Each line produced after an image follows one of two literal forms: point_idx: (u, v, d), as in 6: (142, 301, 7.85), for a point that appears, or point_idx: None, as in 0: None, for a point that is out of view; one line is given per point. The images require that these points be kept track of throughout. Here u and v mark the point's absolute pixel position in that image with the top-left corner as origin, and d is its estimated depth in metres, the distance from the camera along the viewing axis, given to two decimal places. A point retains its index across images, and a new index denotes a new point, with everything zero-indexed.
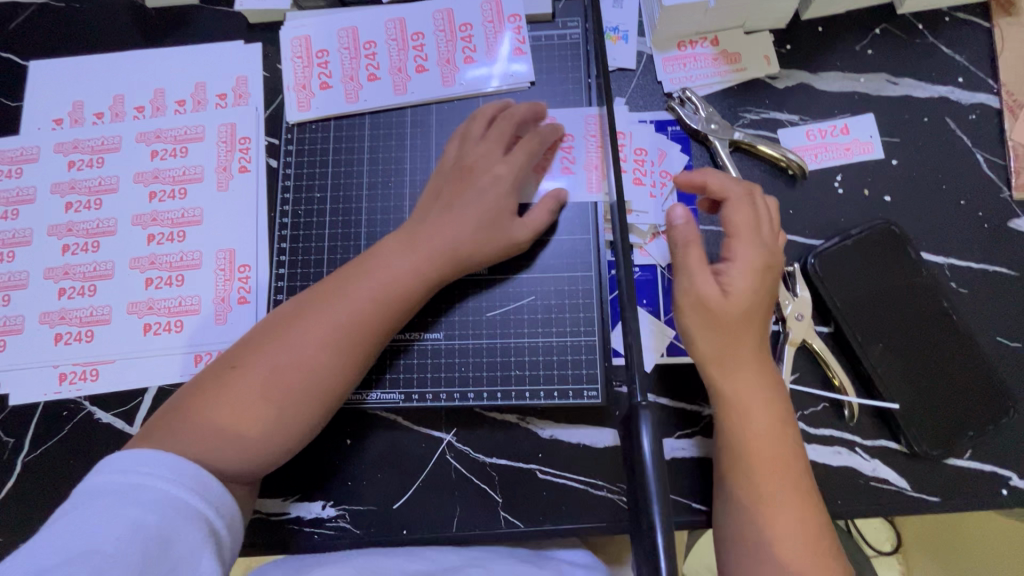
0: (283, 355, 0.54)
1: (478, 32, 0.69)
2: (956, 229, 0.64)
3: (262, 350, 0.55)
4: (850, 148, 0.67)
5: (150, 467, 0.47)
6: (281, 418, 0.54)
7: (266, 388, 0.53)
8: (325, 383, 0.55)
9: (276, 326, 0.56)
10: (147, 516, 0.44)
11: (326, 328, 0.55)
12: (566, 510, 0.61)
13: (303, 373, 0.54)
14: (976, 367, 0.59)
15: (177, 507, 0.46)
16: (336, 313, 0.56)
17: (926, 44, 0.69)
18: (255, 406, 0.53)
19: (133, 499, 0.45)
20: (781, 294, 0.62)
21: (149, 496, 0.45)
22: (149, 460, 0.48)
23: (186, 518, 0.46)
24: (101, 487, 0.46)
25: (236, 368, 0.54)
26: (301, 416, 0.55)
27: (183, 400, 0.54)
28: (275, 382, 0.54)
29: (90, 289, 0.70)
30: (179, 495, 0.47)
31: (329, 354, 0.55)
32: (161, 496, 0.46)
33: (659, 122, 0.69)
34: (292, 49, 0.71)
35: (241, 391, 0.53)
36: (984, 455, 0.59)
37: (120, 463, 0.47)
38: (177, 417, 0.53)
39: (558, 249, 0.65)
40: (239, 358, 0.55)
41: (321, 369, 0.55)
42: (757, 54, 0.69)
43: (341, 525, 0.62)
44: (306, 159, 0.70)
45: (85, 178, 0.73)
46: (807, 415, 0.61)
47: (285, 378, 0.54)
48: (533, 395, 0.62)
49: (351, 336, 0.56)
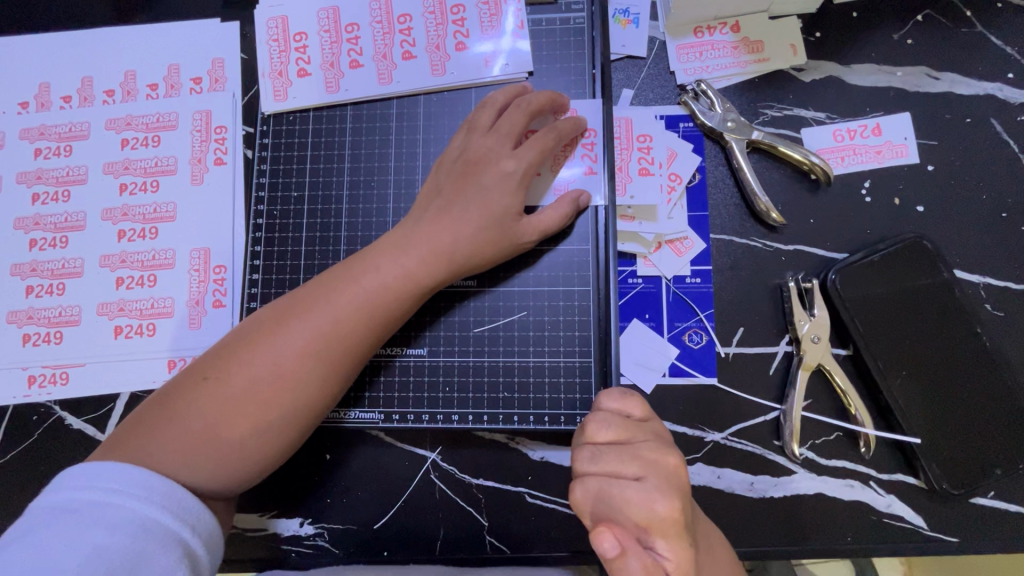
0: (256, 370, 0.49)
1: (472, 14, 0.63)
2: (995, 244, 0.58)
3: (238, 358, 0.50)
4: (881, 151, 0.60)
5: (118, 483, 0.43)
6: (258, 432, 0.49)
7: (234, 408, 0.48)
8: (306, 396, 0.50)
9: (255, 332, 0.51)
10: (112, 541, 0.40)
11: (308, 336, 0.50)
12: (556, 537, 0.58)
13: (282, 385, 0.49)
14: (1007, 399, 0.54)
15: (147, 527, 0.42)
16: (320, 319, 0.51)
17: (974, 34, 0.62)
18: (233, 420, 0.48)
19: (96, 520, 0.41)
20: (797, 313, 0.57)
21: (115, 517, 0.41)
22: (116, 476, 0.44)
23: (157, 539, 0.42)
24: (63, 506, 0.42)
25: (209, 378, 0.50)
26: (270, 437, 0.50)
27: (152, 410, 0.49)
28: (252, 395, 0.49)
29: (59, 287, 0.66)
30: (149, 513, 0.43)
31: (311, 365, 0.50)
32: (129, 515, 0.42)
33: (670, 117, 0.63)
34: (269, 31, 0.65)
35: (215, 405, 0.48)
36: (1009, 494, 0.54)
37: (83, 478, 0.43)
38: (147, 429, 0.48)
39: (555, 259, 0.60)
40: (214, 368, 0.50)
41: (303, 382, 0.50)
42: (781, 43, 0.62)
43: (320, 543, 0.59)
44: (283, 153, 0.64)
45: (53, 168, 0.68)
46: (819, 445, 0.56)
47: (261, 391, 0.49)
48: (523, 417, 0.58)
49: (335, 345, 0.51)
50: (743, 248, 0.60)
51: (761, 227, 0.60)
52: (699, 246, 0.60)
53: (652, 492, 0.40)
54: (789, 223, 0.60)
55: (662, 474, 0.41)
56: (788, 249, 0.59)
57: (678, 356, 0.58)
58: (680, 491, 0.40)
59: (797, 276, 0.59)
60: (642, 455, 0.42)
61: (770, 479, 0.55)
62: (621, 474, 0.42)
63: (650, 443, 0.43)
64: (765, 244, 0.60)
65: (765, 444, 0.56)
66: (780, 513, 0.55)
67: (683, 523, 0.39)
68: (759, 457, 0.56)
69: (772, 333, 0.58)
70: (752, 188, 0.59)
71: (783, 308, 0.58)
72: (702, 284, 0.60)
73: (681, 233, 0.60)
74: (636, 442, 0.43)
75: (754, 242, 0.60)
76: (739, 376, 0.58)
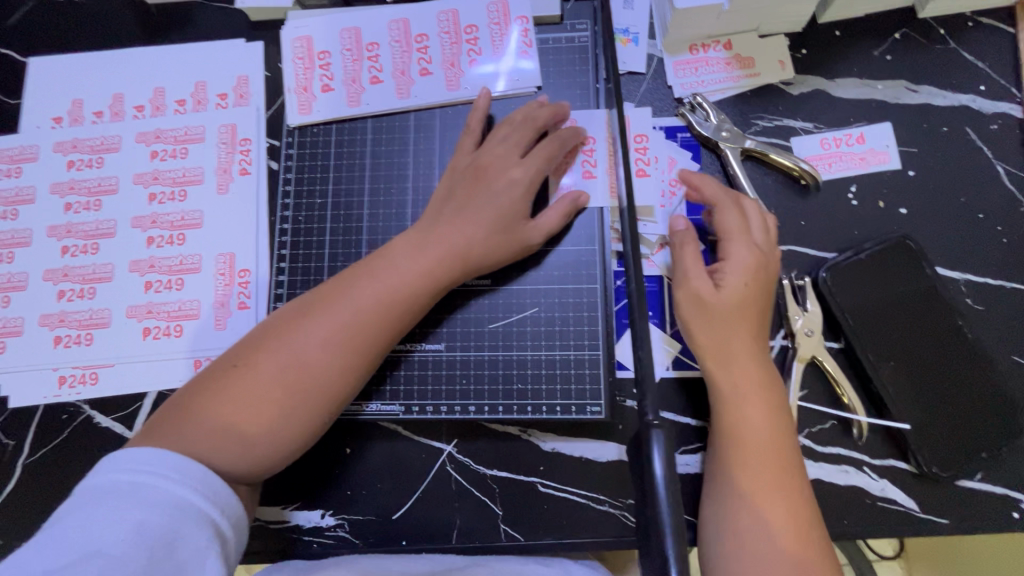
0: (284, 357, 0.53)
1: (483, 34, 0.67)
2: (973, 243, 0.62)
3: (265, 348, 0.53)
4: (865, 158, 0.65)
5: (152, 466, 0.46)
6: (286, 419, 0.52)
7: (261, 394, 0.52)
8: (325, 386, 0.53)
9: (282, 325, 0.55)
10: (151, 518, 0.43)
11: (330, 326, 0.54)
12: (568, 524, 0.60)
13: (304, 373, 0.53)
14: (990, 387, 0.58)
15: (181, 508, 0.45)
16: (340, 312, 0.54)
17: (948, 50, 0.67)
18: (258, 406, 0.51)
19: (136, 499, 0.44)
20: (791, 309, 0.61)
21: (152, 497, 0.44)
22: (150, 459, 0.47)
23: (191, 519, 0.45)
24: (105, 486, 0.45)
25: (239, 366, 0.53)
26: (293, 422, 0.53)
27: (183, 396, 0.53)
28: (278, 381, 0.52)
29: (90, 292, 0.69)
30: (183, 495, 0.46)
31: (332, 355, 0.53)
32: (165, 496, 0.45)
33: (669, 128, 0.67)
34: (294, 49, 0.69)
35: (244, 391, 0.52)
36: (996, 478, 0.58)
37: (120, 462, 0.46)
38: (179, 417, 0.51)
39: (563, 260, 0.63)
40: (242, 356, 0.53)
41: (323, 370, 0.53)
42: (771, 59, 0.67)
43: (340, 534, 0.62)
44: (307, 162, 0.68)
45: (85, 179, 0.72)
46: (814, 433, 0.59)
47: (287, 376, 0.52)
48: (535, 409, 0.61)
49: (356, 334, 0.54)
50: None
51: None
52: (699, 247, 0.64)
53: (760, 272, 0.57)
54: (782, 225, 0.64)
55: (754, 268, 0.56)
56: (781, 250, 0.63)
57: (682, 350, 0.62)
58: (764, 274, 0.57)
59: (790, 274, 0.62)
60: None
61: None
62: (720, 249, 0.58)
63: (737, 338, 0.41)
64: None
65: None
66: None
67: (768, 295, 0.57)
68: None
69: (769, 328, 0.62)
70: (747, 193, 0.63)
71: (779, 304, 0.62)
72: None
73: None
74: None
75: None
76: None
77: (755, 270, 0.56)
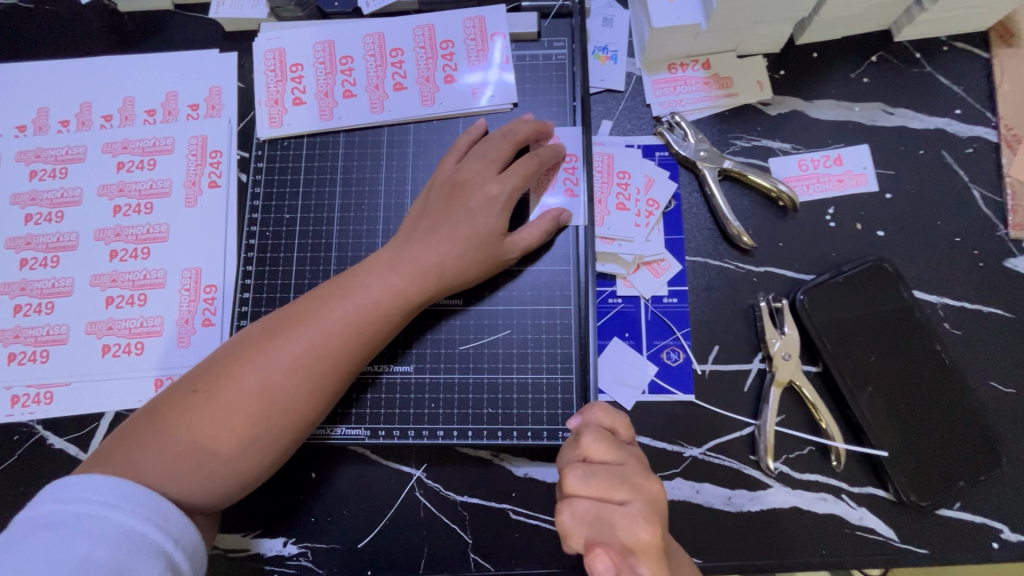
0: (245, 383, 0.50)
1: (460, 49, 0.66)
2: (950, 267, 0.62)
3: (228, 373, 0.51)
4: (843, 180, 0.64)
5: (102, 495, 0.44)
6: (247, 448, 0.50)
7: (221, 422, 0.50)
8: (295, 411, 0.51)
9: (244, 348, 0.53)
10: (97, 551, 0.41)
11: (297, 351, 0.52)
12: (539, 553, 0.58)
13: (271, 398, 0.51)
14: (969, 414, 0.57)
15: (133, 539, 0.43)
16: (310, 334, 0.52)
17: (924, 74, 0.67)
18: (222, 432, 0.49)
19: (84, 531, 0.42)
20: (768, 331, 0.60)
21: (101, 528, 0.42)
22: (102, 488, 0.44)
23: (143, 553, 0.42)
24: (52, 514, 0.42)
25: (199, 392, 0.51)
26: (256, 452, 0.51)
27: (140, 420, 0.50)
28: (240, 409, 0.50)
29: (48, 306, 0.66)
30: (135, 526, 0.43)
31: (301, 379, 0.52)
32: (115, 528, 0.43)
33: (647, 146, 0.67)
34: (266, 61, 0.67)
35: (203, 420, 0.49)
36: (975, 507, 0.56)
37: (69, 489, 0.44)
38: (135, 442, 0.49)
39: (537, 279, 0.62)
40: (203, 381, 0.51)
41: (291, 396, 0.51)
42: (749, 80, 0.67)
43: (302, 563, 0.59)
44: (278, 175, 0.67)
45: (47, 189, 0.69)
46: (792, 459, 0.58)
47: (250, 404, 0.50)
48: (507, 434, 0.59)
49: (322, 359, 0.52)
50: (717, 271, 0.63)
51: (734, 250, 0.63)
52: (676, 268, 0.63)
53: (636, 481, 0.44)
54: (759, 246, 0.63)
55: (626, 475, 0.43)
56: (759, 271, 0.63)
57: (657, 373, 0.61)
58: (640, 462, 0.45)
59: (767, 296, 0.62)
60: (630, 478, 0.43)
61: (746, 493, 0.58)
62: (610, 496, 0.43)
63: (633, 465, 0.45)
64: (737, 266, 0.63)
65: (741, 459, 0.59)
66: (756, 526, 0.57)
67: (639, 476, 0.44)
68: (735, 471, 0.58)
69: (746, 351, 0.61)
70: (724, 214, 0.63)
71: (756, 326, 0.61)
72: (678, 304, 0.62)
73: (659, 256, 0.63)
74: (621, 464, 0.44)
75: (727, 264, 0.63)
76: (714, 392, 0.60)
77: (628, 482, 0.43)
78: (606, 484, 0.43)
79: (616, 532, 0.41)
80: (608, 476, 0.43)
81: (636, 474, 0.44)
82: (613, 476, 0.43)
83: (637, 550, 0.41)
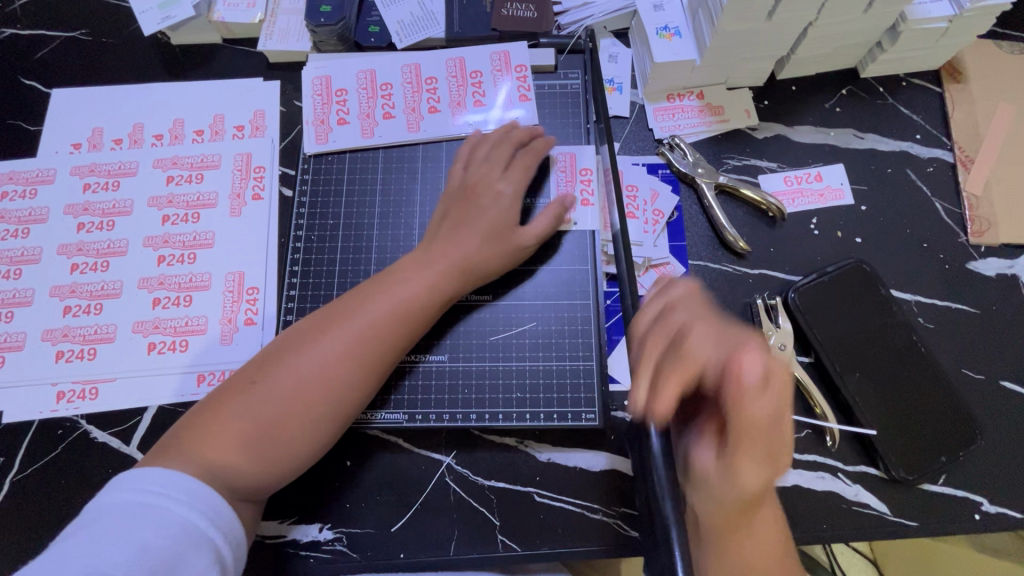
0: (300, 372, 0.55)
1: (487, 79, 0.75)
2: (920, 269, 0.70)
3: (283, 364, 0.56)
4: (823, 195, 0.73)
5: (163, 488, 0.48)
6: (305, 431, 0.55)
7: (280, 408, 0.54)
8: (344, 398, 0.56)
9: (297, 340, 0.58)
10: (156, 541, 0.44)
11: (347, 341, 0.57)
12: (563, 533, 0.62)
13: (324, 386, 0.55)
14: (946, 396, 0.64)
15: (187, 531, 0.46)
16: (358, 326, 0.58)
17: (887, 105, 0.77)
18: (281, 418, 0.54)
19: (146, 520, 0.45)
20: (765, 325, 0.66)
21: (160, 519, 0.46)
22: (163, 480, 0.48)
23: (196, 545, 0.46)
24: (120, 503, 0.46)
25: (258, 382, 0.55)
26: (310, 435, 0.55)
27: (203, 411, 0.55)
28: (297, 395, 0.55)
29: (96, 307, 0.71)
30: (190, 519, 0.47)
31: (350, 368, 0.57)
32: (173, 519, 0.46)
33: (651, 164, 0.75)
34: (313, 86, 0.75)
35: (263, 407, 0.54)
36: (956, 481, 0.63)
37: (132, 481, 0.48)
38: (200, 429, 0.53)
39: (558, 277, 0.68)
40: (260, 372, 0.56)
41: (342, 383, 0.56)
42: (738, 108, 0.76)
43: (338, 548, 0.62)
44: (321, 187, 0.73)
45: (99, 201, 0.75)
46: (791, 441, 0.64)
47: (306, 393, 0.55)
48: (534, 416, 0.64)
49: (369, 347, 0.57)
50: (717, 273, 0.70)
51: (731, 255, 0.71)
52: (680, 270, 0.70)
53: (713, 332, 0.45)
54: (753, 251, 0.71)
55: (703, 331, 0.45)
56: (754, 273, 0.70)
57: None
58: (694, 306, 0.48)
59: (763, 295, 0.69)
60: (707, 332, 0.45)
61: None
62: (699, 348, 0.44)
63: (700, 322, 0.46)
64: (734, 268, 0.70)
65: None
66: None
67: (712, 329, 0.46)
68: None
69: None
70: (721, 223, 0.71)
71: (753, 321, 0.68)
72: None
73: (665, 259, 0.70)
74: (688, 318, 0.47)
75: (725, 267, 0.71)
76: None
77: (709, 336, 0.45)
78: (685, 343, 0.44)
79: (737, 363, 0.41)
80: (687, 335, 0.45)
81: (706, 325, 0.46)
82: (686, 334, 0.45)
83: (769, 376, 0.41)
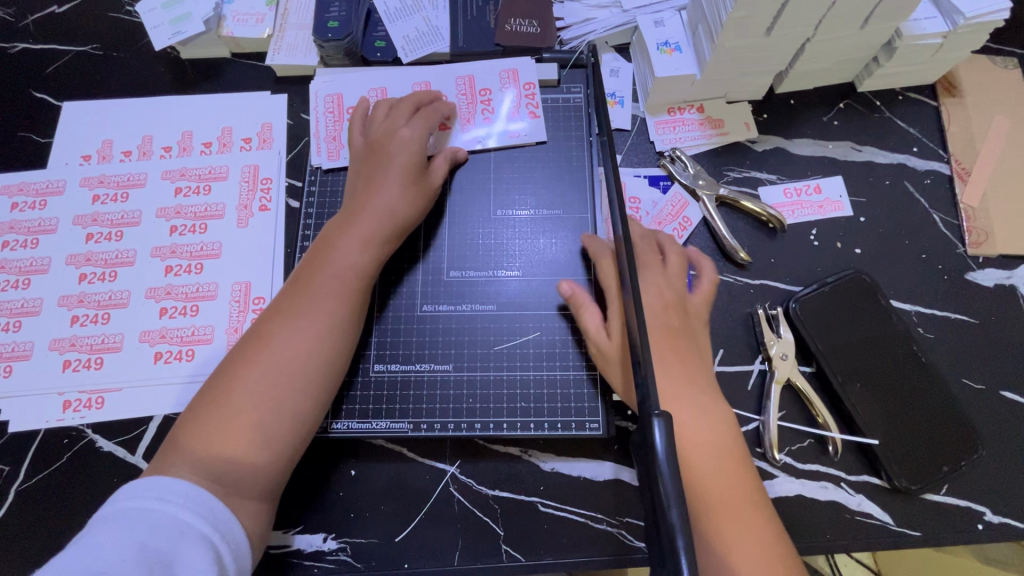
0: (271, 347, 0.58)
1: (497, 97, 0.76)
2: (918, 279, 0.71)
3: (253, 347, 0.58)
4: (823, 206, 0.74)
5: (159, 492, 0.49)
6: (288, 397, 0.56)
7: (259, 383, 0.56)
8: (318, 357, 0.58)
9: (263, 324, 0.60)
10: (154, 540, 0.45)
11: (306, 307, 0.59)
12: (568, 543, 0.62)
13: (297, 352, 0.58)
14: (947, 406, 0.64)
15: (184, 532, 0.47)
16: (313, 290, 0.60)
17: (884, 118, 0.79)
18: (262, 391, 0.56)
19: (145, 523, 0.46)
20: (766, 335, 0.67)
21: (158, 520, 0.47)
22: (160, 486, 0.49)
23: (191, 542, 0.47)
24: (113, 511, 0.48)
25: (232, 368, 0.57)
26: (292, 396, 0.57)
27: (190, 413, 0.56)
28: (272, 368, 0.57)
29: (104, 317, 0.71)
30: (186, 520, 0.48)
31: (316, 330, 0.59)
32: (169, 520, 0.47)
33: (652, 176, 0.76)
34: (325, 104, 0.77)
35: (243, 388, 0.56)
36: (959, 491, 0.63)
37: (128, 491, 0.49)
38: (190, 430, 0.55)
39: (563, 288, 0.70)
40: (232, 362, 0.58)
41: (310, 344, 0.58)
42: (738, 121, 0.78)
43: (342, 558, 0.62)
44: (329, 199, 0.74)
45: (108, 212, 0.76)
46: (794, 451, 0.64)
47: (278, 362, 0.57)
48: (538, 426, 0.65)
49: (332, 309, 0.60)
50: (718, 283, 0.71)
51: (732, 265, 0.72)
52: None
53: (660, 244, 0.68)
54: (754, 262, 0.72)
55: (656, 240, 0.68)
56: (754, 283, 0.71)
57: None
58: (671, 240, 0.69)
59: (764, 305, 0.70)
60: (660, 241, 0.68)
61: None
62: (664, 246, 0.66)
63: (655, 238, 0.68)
64: (736, 279, 0.71)
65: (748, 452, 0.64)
66: None
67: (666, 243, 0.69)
68: None
69: (747, 353, 0.68)
70: (722, 234, 0.71)
71: (755, 331, 0.69)
72: None
73: None
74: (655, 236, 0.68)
75: (726, 278, 0.71)
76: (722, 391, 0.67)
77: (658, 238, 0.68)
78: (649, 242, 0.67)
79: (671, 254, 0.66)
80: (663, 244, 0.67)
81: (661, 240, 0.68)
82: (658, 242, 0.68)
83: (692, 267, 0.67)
